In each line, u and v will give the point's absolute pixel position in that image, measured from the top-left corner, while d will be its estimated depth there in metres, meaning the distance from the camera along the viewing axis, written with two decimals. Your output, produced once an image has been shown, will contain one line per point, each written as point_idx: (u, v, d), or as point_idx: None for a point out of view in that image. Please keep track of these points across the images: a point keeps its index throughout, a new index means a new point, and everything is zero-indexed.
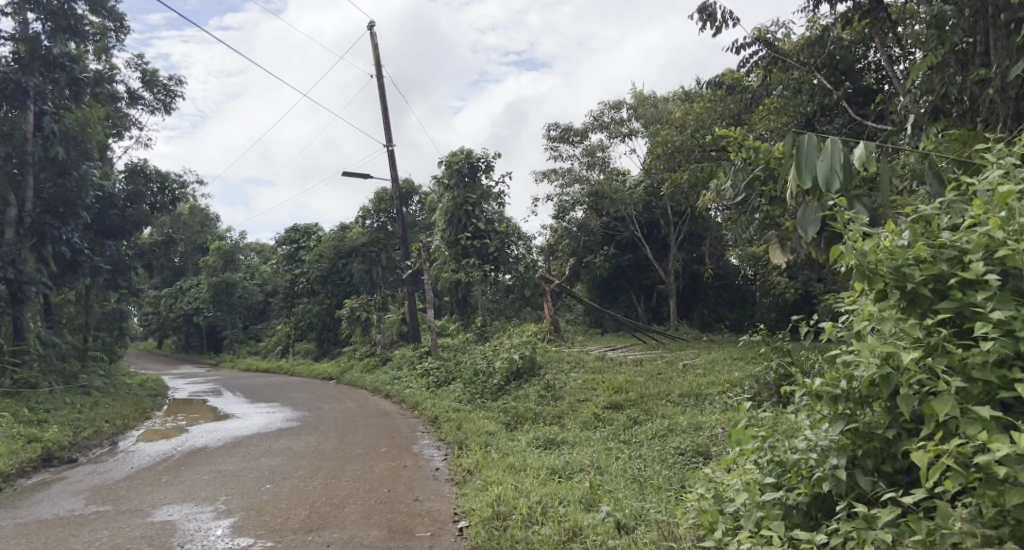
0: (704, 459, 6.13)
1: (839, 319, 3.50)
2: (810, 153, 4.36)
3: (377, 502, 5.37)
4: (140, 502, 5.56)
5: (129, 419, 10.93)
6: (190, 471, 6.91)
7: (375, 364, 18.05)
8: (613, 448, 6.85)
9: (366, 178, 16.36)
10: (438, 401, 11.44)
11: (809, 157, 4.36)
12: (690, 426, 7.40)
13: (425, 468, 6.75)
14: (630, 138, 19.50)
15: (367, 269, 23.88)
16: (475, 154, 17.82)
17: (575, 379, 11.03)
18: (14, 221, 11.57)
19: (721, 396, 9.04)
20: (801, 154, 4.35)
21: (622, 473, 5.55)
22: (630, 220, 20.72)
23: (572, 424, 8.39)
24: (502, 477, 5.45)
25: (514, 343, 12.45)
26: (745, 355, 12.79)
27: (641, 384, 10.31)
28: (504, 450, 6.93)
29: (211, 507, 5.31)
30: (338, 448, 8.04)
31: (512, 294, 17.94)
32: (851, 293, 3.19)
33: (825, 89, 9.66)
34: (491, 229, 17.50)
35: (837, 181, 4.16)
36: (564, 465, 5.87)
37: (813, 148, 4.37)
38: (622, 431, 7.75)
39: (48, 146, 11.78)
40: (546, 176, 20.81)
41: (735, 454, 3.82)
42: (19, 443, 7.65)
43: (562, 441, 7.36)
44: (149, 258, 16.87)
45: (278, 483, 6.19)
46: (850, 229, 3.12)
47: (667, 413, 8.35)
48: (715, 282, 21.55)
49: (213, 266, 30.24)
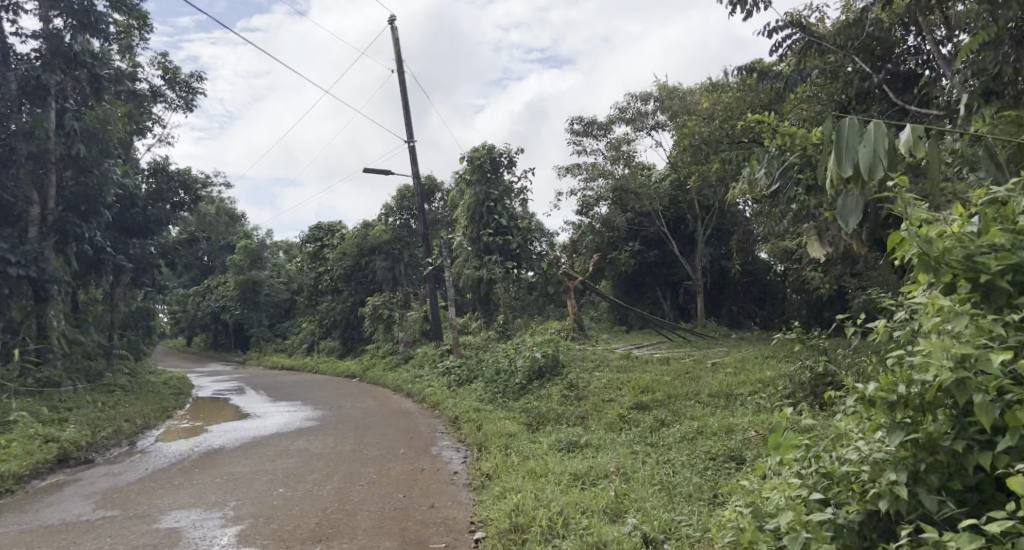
0: (738, 466, 5.78)
1: (894, 316, 3.16)
2: (851, 139, 4.00)
3: (390, 509, 5.13)
4: (148, 507, 5.39)
5: (150, 417, 10.90)
6: (203, 474, 6.75)
7: (397, 362, 17.90)
8: (640, 452, 6.52)
9: (387, 174, 16.21)
10: (459, 401, 11.20)
11: (850, 143, 4.00)
12: (721, 429, 7.04)
13: (444, 472, 6.49)
14: (656, 131, 19.07)
15: (390, 266, 23.79)
16: (497, 149, 17.54)
17: (600, 378, 10.70)
18: (38, 220, 11.61)
19: (753, 396, 8.65)
20: (841, 141, 4.00)
21: (650, 480, 5.23)
22: (656, 215, 20.28)
23: (597, 425, 8.08)
24: (522, 483, 5.18)
25: (537, 341, 12.16)
26: (777, 353, 12.34)
27: (668, 383, 9.94)
28: (525, 454, 6.63)
29: (220, 514, 5.12)
30: (356, 449, 7.84)
31: (535, 292, 17.66)
32: (911, 286, 2.86)
33: (863, 74, 9.16)
34: (513, 226, 17.36)
35: (880, 170, 3.79)
36: (588, 470, 5.57)
37: (855, 134, 4.00)
38: (649, 433, 7.42)
39: (70, 143, 11.79)
40: (570, 171, 20.46)
41: (773, 464, 3.48)
42: (35, 443, 7.59)
43: (586, 443, 7.06)
44: (172, 256, 16.94)
45: (291, 487, 5.99)
46: (911, 214, 2.78)
47: (697, 414, 8.00)
48: (744, 278, 21.01)
49: (239, 264, 30.47)
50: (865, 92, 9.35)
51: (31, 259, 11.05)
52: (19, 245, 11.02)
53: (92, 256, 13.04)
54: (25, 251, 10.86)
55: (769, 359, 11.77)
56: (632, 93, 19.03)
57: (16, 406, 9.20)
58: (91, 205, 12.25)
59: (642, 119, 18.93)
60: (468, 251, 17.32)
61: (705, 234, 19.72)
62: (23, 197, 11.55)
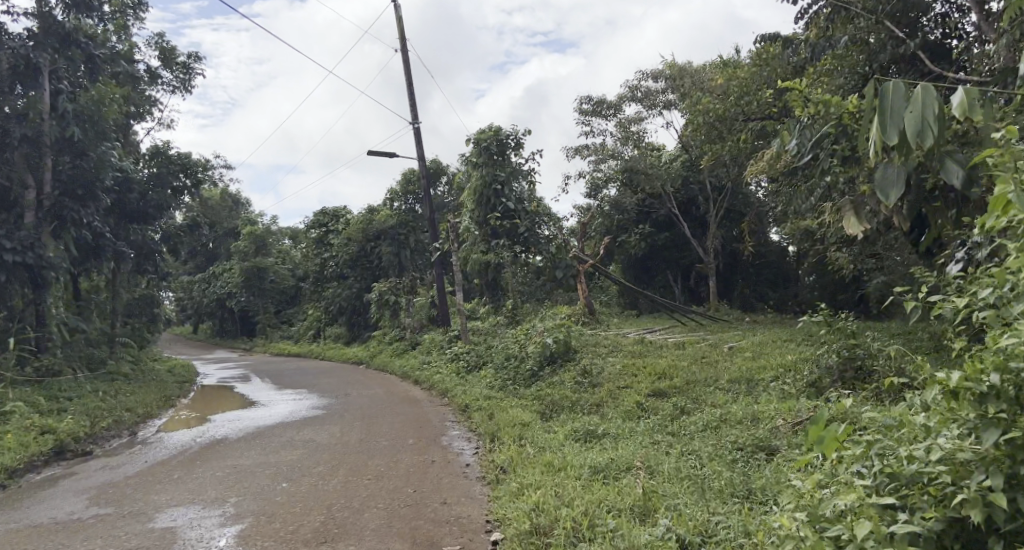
0: (769, 458, 5.45)
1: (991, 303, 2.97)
2: (895, 104, 3.38)
3: (399, 506, 4.82)
4: (145, 504, 5.08)
5: (152, 406, 10.61)
6: (205, 467, 6.45)
7: (405, 349, 17.64)
8: (662, 442, 6.18)
9: (391, 156, 15.82)
10: (468, 388, 10.90)
11: (894, 109, 3.38)
12: (746, 417, 6.72)
13: (456, 465, 6.18)
14: (667, 110, 18.57)
15: (396, 252, 23.43)
16: (504, 131, 17.08)
17: (614, 364, 10.35)
18: (34, 204, 11.35)
19: (776, 382, 8.31)
20: (884, 105, 3.37)
21: (678, 475, 4.90)
22: (666, 196, 19.86)
23: (613, 414, 7.74)
24: (541, 478, 4.85)
25: (547, 326, 11.83)
26: (795, 337, 11.99)
27: (686, 368, 9.59)
28: (540, 444, 6.32)
29: (220, 511, 4.82)
30: (362, 440, 7.54)
31: (543, 277, 17.33)
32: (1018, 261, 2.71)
33: (893, 43, 8.68)
34: (521, 209, 16.86)
35: (930, 137, 3.15)
36: (610, 463, 5.24)
37: (901, 98, 3.37)
38: (669, 421, 7.10)
39: (64, 125, 11.46)
40: (578, 152, 20.01)
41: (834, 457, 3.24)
42: (30, 435, 7.30)
43: (603, 433, 6.73)
44: (174, 241, 16.63)
45: (295, 481, 5.69)
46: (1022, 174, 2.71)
47: (719, 401, 7.67)
48: (756, 260, 20.59)
49: (244, 251, 30.22)
50: (893, 61, 8.88)
51: (29, 245, 10.72)
52: (15, 231, 10.75)
53: (90, 242, 12.78)
54: (21, 237, 10.59)
55: (788, 343, 11.43)
56: (643, 71, 18.52)
57: (14, 396, 8.92)
58: (88, 189, 11.93)
59: (652, 98, 18.44)
60: (475, 235, 16.97)
61: (717, 215, 19.27)
62: (18, 181, 11.24)
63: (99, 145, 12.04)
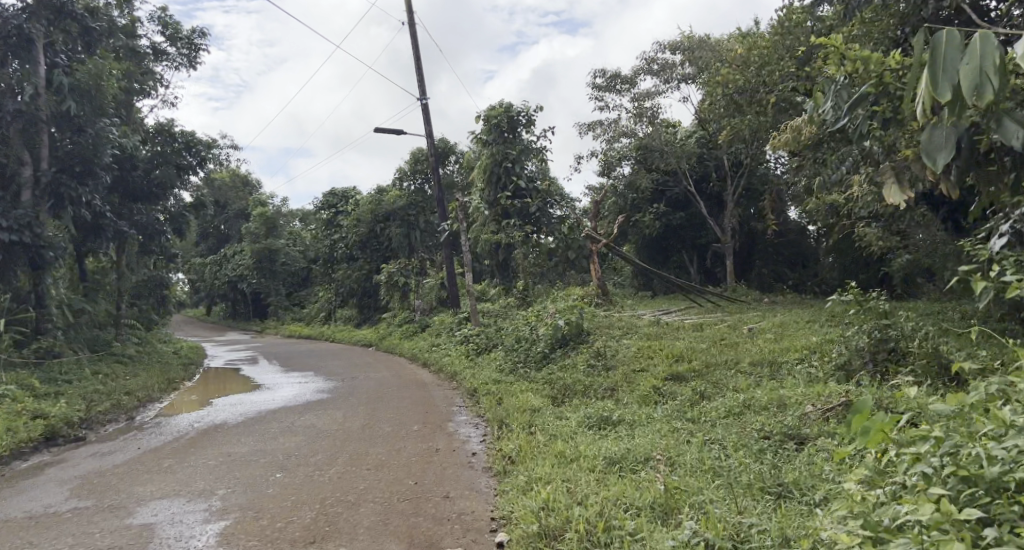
0: (800, 448, 5.01)
1: None
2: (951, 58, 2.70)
3: (397, 500, 4.45)
4: (127, 497, 4.74)
5: (154, 390, 10.33)
6: (197, 455, 6.13)
7: (414, 331, 17.31)
8: (682, 430, 5.78)
9: (400, 134, 15.37)
10: (478, 371, 10.58)
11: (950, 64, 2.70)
12: (771, 403, 6.29)
13: (460, 454, 5.82)
14: (683, 84, 17.96)
15: (406, 233, 23.01)
16: (515, 107, 16.55)
17: (629, 346, 9.92)
18: (31, 181, 10.96)
19: (802, 366, 7.84)
20: (936, 64, 2.69)
21: (701, 468, 4.49)
22: (682, 174, 19.30)
23: (629, 398, 7.33)
24: (551, 471, 4.46)
25: (560, 308, 11.42)
26: (818, 318, 11.53)
27: (705, 350, 9.15)
28: (551, 432, 5.93)
29: (205, 506, 4.47)
30: (365, 426, 7.20)
31: (555, 258, 16.89)
32: None
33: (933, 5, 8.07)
34: (532, 187, 16.60)
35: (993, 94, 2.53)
36: (626, 453, 4.84)
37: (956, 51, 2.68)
38: (688, 407, 6.69)
39: (60, 100, 11.04)
40: (591, 128, 19.46)
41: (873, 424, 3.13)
42: (20, 421, 6.99)
43: (618, 421, 6.33)
44: (179, 221, 16.33)
45: (290, 472, 5.34)
46: None
47: (741, 385, 7.24)
48: (775, 240, 19.99)
49: (255, 233, 30.01)
50: (932, 23, 8.27)
51: (25, 223, 10.35)
52: (12, 209, 10.40)
53: (90, 221, 12.45)
54: (17, 215, 10.27)
55: (811, 324, 10.94)
56: (659, 43, 17.90)
57: (9, 380, 8.66)
58: (86, 166, 11.57)
59: (668, 71, 17.83)
60: (486, 214, 16.55)
61: (736, 193, 18.65)
62: (14, 157, 10.90)
63: (97, 121, 11.65)
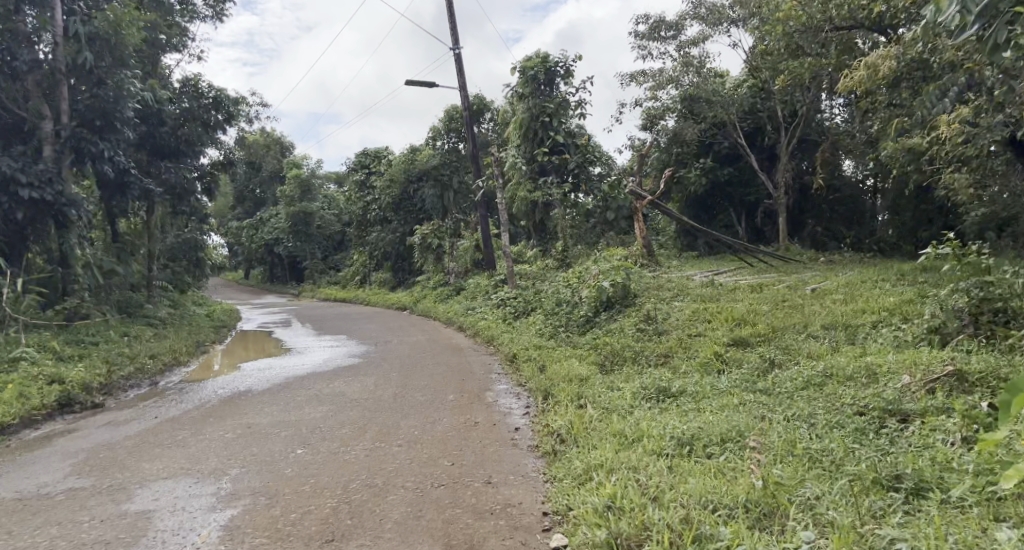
0: (906, 427, 4.21)
1: None
2: None
3: (432, 487, 3.84)
4: (130, 476, 4.22)
5: (180, 353, 9.94)
6: (217, 426, 5.61)
7: (449, 294, 16.72)
8: (756, 405, 5.03)
9: (432, 86, 14.54)
10: (516, 335, 9.96)
11: None
12: (858, 372, 5.48)
13: (502, 429, 5.18)
14: (734, 27, 16.65)
15: (440, 193, 22.25)
16: (552, 58, 15.55)
17: (681, 308, 9.14)
18: (51, 136, 10.46)
19: (884, 329, 6.95)
20: None
21: (792, 452, 3.75)
22: (730, 126, 18.10)
23: (686, 366, 6.60)
24: (613, 455, 3.75)
25: (603, 269, 10.61)
26: (887, 278, 10.56)
27: (770, 313, 8.27)
28: (604, 406, 5.23)
29: (213, 490, 3.91)
30: (397, 395, 6.61)
31: (593, 219, 16.04)
32: None
33: None
34: (570, 142, 15.66)
35: None
36: (698, 433, 4.11)
37: None
38: (758, 377, 5.95)
39: (79, 51, 10.45)
40: (632, 79, 18.28)
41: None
42: (33, 386, 6.58)
43: (679, 393, 5.60)
44: (210, 181, 15.92)
45: (312, 448, 4.77)
46: None
47: (815, 352, 6.45)
48: (829, 197, 18.73)
49: (290, 196, 29.42)
50: None
51: (46, 180, 9.86)
52: (32, 164, 9.91)
53: (115, 178, 11.99)
54: (38, 171, 9.77)
55: (883, 285, 9.95)
56: None
57: (29, 342, 8.29)
58: (107, 120, 11.01)
59: (717, 16, 16.52)
60: (523, 171, 15.69)
61: (790, 146, 17.38)
62: (35, 111, 10.46)
63: (117, 72, 11.06)
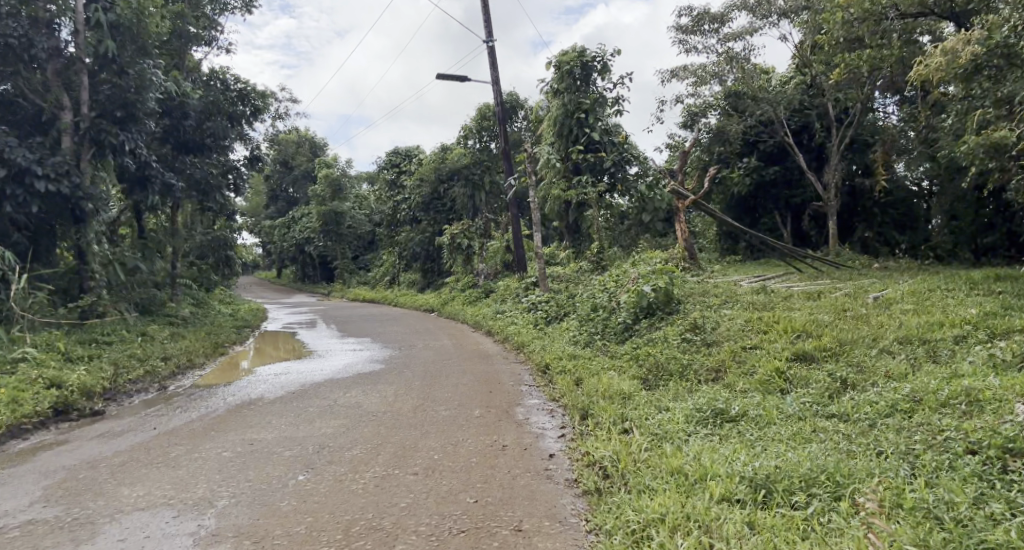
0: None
1: None
2: None
3: (450, 533, 3.17)
4: (103, 505, 3.64)
5: (196, 354, 9.47)
6: (216, 442, 5.03)
7: (478, 297, 16.10)
8: (836, 436, 4.24)
9: (464, 80, 13.94)
10: (548, 342, 9.25)
11: None
12: (955, 399, 4.60)
13: (533, 454, 4.50)
14: (783, 19, 15.67)
15: (471, 193, 21.65)
16: (589, 52, 14.76)
17: (731, 317, 8.31)
18: (70, 127, 10.09)
19: (970, 347, 6.05)
20: None
21: (903, 507, 2.99)
22: (776, 124, 17.10)
23: (743, 385, 5.79)
24: (676, 515, 3.04)
25: (643, 272, 9.82)
26: (959, 287, 9.55)
27: (832, 325, 7.40)
28: (653, 433, 4.50)
29: (192, 528, 3.30)
30: (418, 408, 5.97)
31: (628, 220, 15.28)
32: None
33: None
34: (607, 140, 14.83)
35: None
36: (777, 473, 3.37)
37: None
38: (830, 401, 5.12)
39: (101, 40, 10.10)
40: (673, 74, 17.41)
41: None
42: (30, 390, 6.11)
43: (739, 417, 4.83)
44: (236, 178, 15.55)
45: (317, 473, 4.15)
46: None
47: (895, 371, 5.59)
48: (881, 199, 17.33)
49: (321, 195, 28.85)
50: None
51: (63, 172, 9.46)
52: (49, 156, 9.51)
53: (135, 171, 11.65)
54: (55, 164, 9.39)
55: (955, 295, 8.95)
56: None
57: (35, 343, 7.87)
58: (128, 110, 10.67)
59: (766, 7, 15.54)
60: (557, 169, 14.96)
61: (841, 145, 16.30)
62: (54, 102, 10.16)
63: (138, 62, 10.66)
